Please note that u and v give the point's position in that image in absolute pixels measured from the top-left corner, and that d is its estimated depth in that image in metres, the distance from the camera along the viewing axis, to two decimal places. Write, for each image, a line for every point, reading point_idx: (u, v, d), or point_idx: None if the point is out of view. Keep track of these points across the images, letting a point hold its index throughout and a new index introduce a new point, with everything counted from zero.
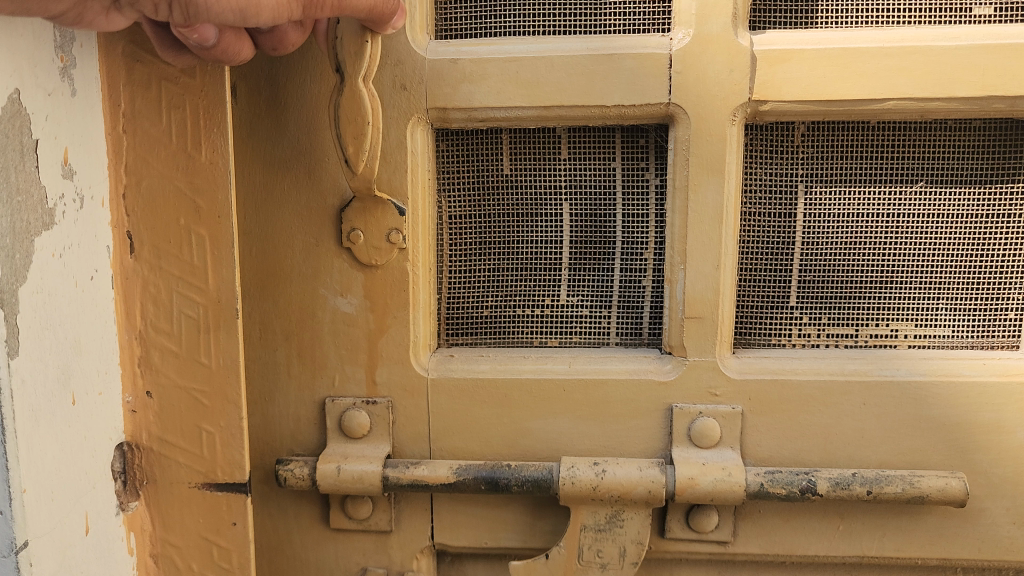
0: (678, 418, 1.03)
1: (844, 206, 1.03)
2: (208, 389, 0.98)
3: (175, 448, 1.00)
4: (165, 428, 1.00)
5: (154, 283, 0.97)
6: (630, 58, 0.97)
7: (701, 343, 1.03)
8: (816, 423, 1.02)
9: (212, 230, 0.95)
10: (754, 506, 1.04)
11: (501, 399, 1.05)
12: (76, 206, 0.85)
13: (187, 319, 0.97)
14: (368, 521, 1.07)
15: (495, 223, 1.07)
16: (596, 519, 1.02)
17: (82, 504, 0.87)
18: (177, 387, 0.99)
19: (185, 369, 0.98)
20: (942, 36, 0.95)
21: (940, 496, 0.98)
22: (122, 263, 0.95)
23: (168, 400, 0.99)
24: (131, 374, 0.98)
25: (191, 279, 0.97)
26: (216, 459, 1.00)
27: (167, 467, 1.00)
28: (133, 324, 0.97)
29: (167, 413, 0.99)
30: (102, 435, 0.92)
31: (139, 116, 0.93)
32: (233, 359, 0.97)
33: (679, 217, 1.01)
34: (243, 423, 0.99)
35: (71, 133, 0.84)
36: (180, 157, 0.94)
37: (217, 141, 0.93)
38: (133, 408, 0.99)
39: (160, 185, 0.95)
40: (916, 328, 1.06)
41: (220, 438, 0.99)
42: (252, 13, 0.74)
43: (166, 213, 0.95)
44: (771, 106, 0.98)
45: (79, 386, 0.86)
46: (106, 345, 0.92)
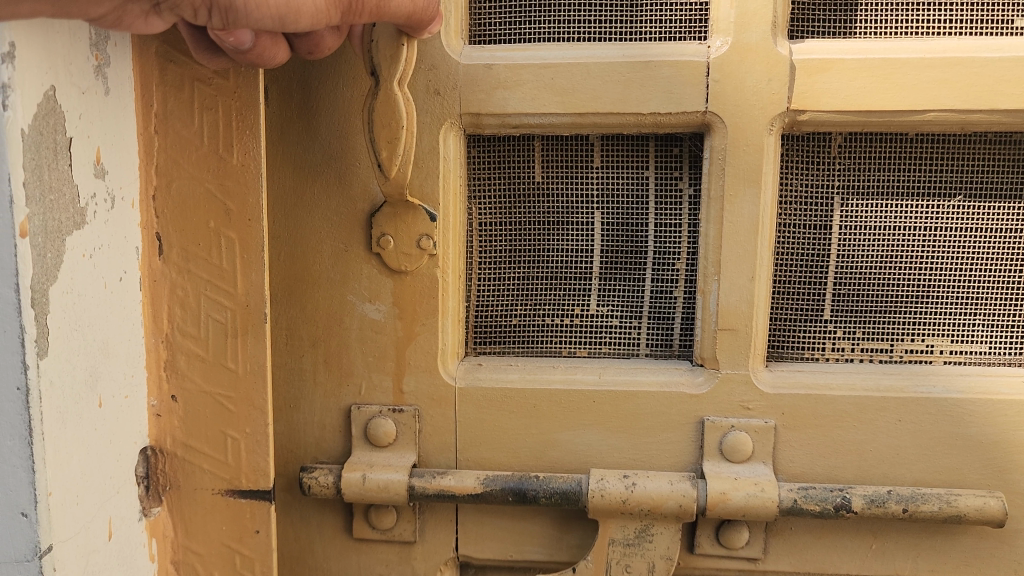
0: (709, 432, 1.01)
1: (880, 219, 1.02)
2: (234, 394, 0.97)
3: (199, 454, 0.99)
4: (190, 433, 0.98)
5: (182, 285, 0.95)
6: (667, 66, 0.96)
7: (734, 356, 1.01)
8: (851, 439, 1.01)
9: (242, 233, 0.94)
10: (785, 523, 1.02)
11: (530, 409, 1.03)
12: (107, 206, 0.84)
13: (214, 323, 0.96)
14: (391, 531, 1.05)
15: (526, 230, 1.06)
16: (625, 533, 1.00)
17: (106, 509, 0.86)
18: (202, 392, 0.97)
19: (212, 374, 0.97)
20: (984, 47, 0.94)
21: (978, 515, 0.96)
22: (150, 265, 0.94)
23: (193, 405, 0.98)
24: (156, 379, 0.97)
25: (219, 283, 0.95)
26: (241, 467, 0.98)
27: (190, 473, 0.99)
28: (160, 328, 0.96)
29: (191, 419, 0.98)
30: (127, 439, 0.91)
31: (171, 117, 0.92)
32: (260, 365, 0.96)
33: (713, 228, 1.00)
34: (269, 429, 0.97)
35: (103, 133, 0.83)
36: (211, 160, 0.93)
37: (249, 144, 0.92)
38: (158, 412, 0.97)
39: (191, 187, 0.94)
40: (951, 343, 1.04)
41: (245, 444, 0.98)
42: (292, 19, 0.72)
43: (196, 215, 0.94)
44: (809, 116, 0.96)
45: (106, 389, 0.85)
46: (133, 348, 0.91)
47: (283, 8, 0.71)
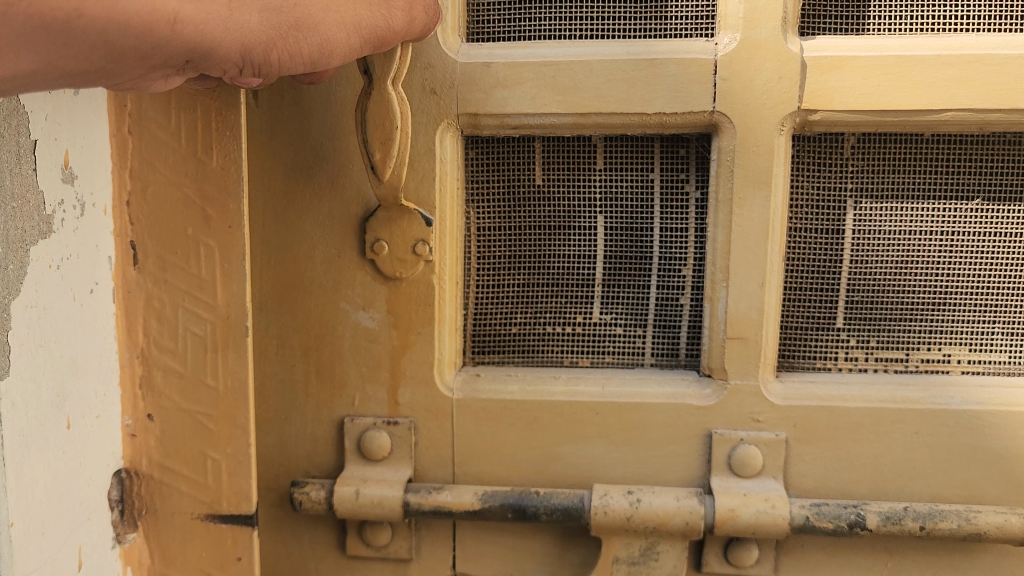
0: (717, 446, 0.97)
1: (895, 223, 0.99)
2: (215, 413, 0.92)
3: (177, 475, 0.94)
4: (167, 454, 0.93)
5: (158, 297, 0.90)
6: (673, 63, 0.93)
7: (744, 366, 0.96)
8: (865, 453, 0.96)
9: (222, 241, 0.89)
10: (798, 540, 0.98)
11: (531, 421, 0.99)
12: (76, 213, 0.80)
13: (193, 336, 0.91)
14: (386, 549, 1.01)
15: (528, 235, 1.02)
16: (630, 551, 0.96)
17: (75, 537, 0.82)
18: (180, 410, 0.92)
19: (190, 391, 0.92)
20: (1004, 44, 0.91)
21: (998, 533, 0.91)
22: (123, 275, 0.89)
23: (171, 424, 0.93)
24: (131, 397, 0.92)
25: (198, 294, 0.90)
26: (222, 489, 0.93)
27: (168, 495, 0.94)
28: (135, 343, 0.91)
29: (170, 438, 0.93)
30: (99, 462, 0.87)
31: (146, 116, 0.87)
32: (241, 381, 0.91)
33: (722, 232, 0.96)
34: (251, 450, 0.92)
35: (72, 136, 0.79)
36: (190, 163, 0.88)
37: (230, 146, 0.87)
38: (133, 433, 0.92)
39: (167, 191, 0.88)
40: (969, 352, 1.00)
41: (226, 465, 0.93)
42: (323, 62, 0.70)
43: (174, 221, 0.89)
44: (821, 116, 0.93)
45: (74, 409, 0.81)
46: (105, 364, 0.87)
47: (316, 53, 0.68)
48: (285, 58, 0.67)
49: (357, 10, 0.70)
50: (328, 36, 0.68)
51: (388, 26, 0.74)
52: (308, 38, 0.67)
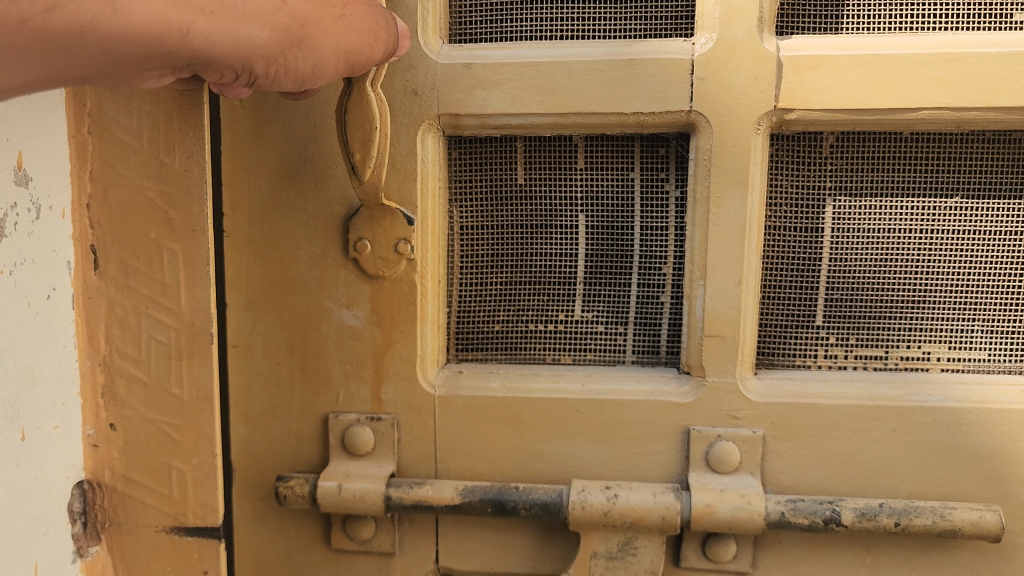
0: (695, 442, 0.97)
1: (874, 221, 0.99)
2: (180, 423, 0.92)
3: (141, 487, 0.95)
4: (129, 465, 0.94)
5: (120, 302, 0.91)
6: (651, 64, 0.93)
7: (722, 364, 0.97)
8: (843, 450, 0.97)
9: (185, 244, 0.89)
10: (775, 536, 0.99)
11: (512, 418, 1.00)
12: (30, 216, 0.81)
13: (157, 343, 0.91)
14: (370, 542, 1.02)
15: (510, 233, 1.03)
16: (608, 546, 0.97)
17: (31, 552, 0.84)
18: (145, 419, 0.93)
19: (154, 400, 0.93)
20: (980, 42, 0.91)
21: (973, 530, 0.92)
22: (84, 280, 0.90)
23: (135, 434, 0.94)
24: (93, 406, 0.93)
25: (161, 299, 0.90)
26: (188, 502, 0.94)
27: (131, 509, 0.96)
28: (97, 351, 0.92)
29: (135, 448, 0.94)
30: (58, 473, 0.89)
31: (107, 116, 0.87)
32: (206, 390, 0.92)
33: (700, 231, 0.96)
34: (217, 461, 0.93)
35: (26, 138, 0.80)
36: (151, 164, 0.88)
37: (194, 147, 0.87)
38: (94, 443, 0.94)
39: (128, 194, 0.88)
40: (949, 350, 1.01)
41: (191, 477, 0.94)
42: (312, 80, 0.73)
43: (135, 225, 0.89)
44: (798, 116, 0.93)
45: (30, 420, 0.83)
46: (64, 374, 0.88)
47: (308, 72, 0.72)
48: (278, 72, 0.70)
49: (350, 36, 0.73)
50: (320, 58, 0.71)
51: (371, 54, 0.77)
52: (306, 57, 0.70)
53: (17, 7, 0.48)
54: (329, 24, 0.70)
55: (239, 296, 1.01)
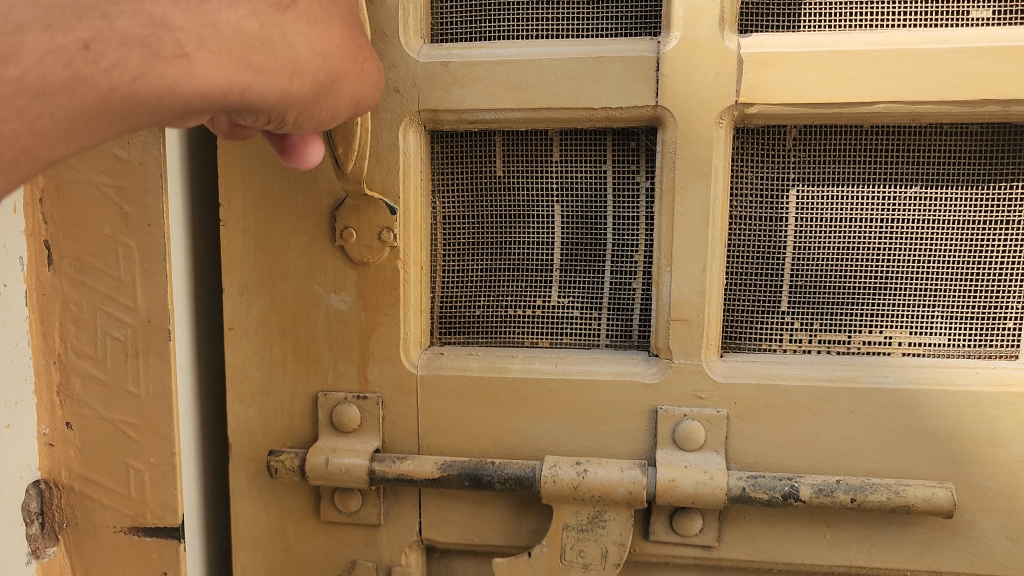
0: (662, 421, 1.03)
1: (836, 211, 1.03)
2: (137, 422, 1.01)
3: (99, 488, 1.04)
4: (86, 465, 1.03)
5: (75, 300, 0.99)
6: (618, 62, 0.98)
7: (687, 346, 1.02)
8: (803, 430, 1.01)
9: (140, 240, 0.97)
10: (739, 511, 1.03)
11: (489, 398, 1.06)
12: None
13: (113, 340, 1.00)
14: (357, 514, 1.09)
15: (490, 223, 1.09)
16: (578, 519, 1.02)
17: None
18: (102, 418, 1.02)
19: (109, 399, 1.01)
20: (934, 39, 0.95)
21: (926, 506, 0.96)
22: (39, 276, 0.99)
23: (91, 431, 1.02)
24: (50, 404, 1.02)
25: (118, 296, 0.99)
26: (146, 502, 1.03)
27: (89, 508, 1.05)
28: (52, 349, 1.01)
29: (95, 446, 1.03)
30: (12, 473, 0.96)
31: None
32: (162, 387, 1.00)
33: (666, 220, 1.01)
34: (175, 460, 1.02)
35: None
36: (107, 162, 0.97)
37: (149, 148, 0.96)
38: (51, 442, 1.03)
39: (85, 192, 0.98)
40: (910, 335, 1.05)
41: (148, 476, 1.02)
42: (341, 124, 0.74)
43: (91, 222, 0.98)
44: (758, 110, 0.98)
45: None
46: (19, 375, 0.96)
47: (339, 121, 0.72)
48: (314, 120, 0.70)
49: (367, 80, 0.68)
50: (337, 104, 0.66)
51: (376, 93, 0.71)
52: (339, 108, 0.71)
53: (107, 78, 0.52)
54: (355, 71, 0.66)
55: (235, 281, 1.08)
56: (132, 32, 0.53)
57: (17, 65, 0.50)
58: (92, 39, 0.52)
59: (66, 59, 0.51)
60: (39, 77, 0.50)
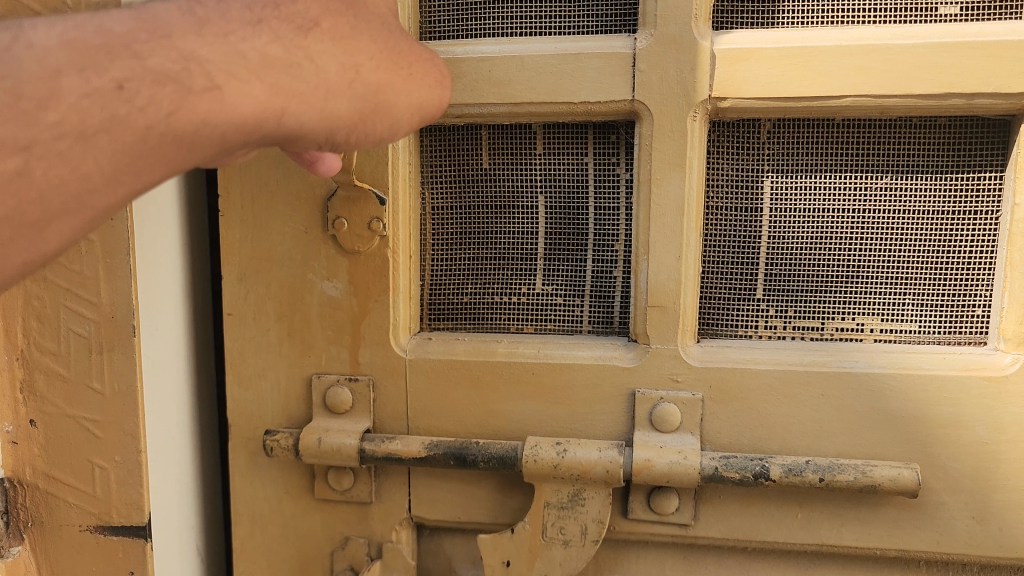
0: (640, 403, 1.07)
1: (809, 202, 1.07)
2: (100, 420, 1.03)
3: (62, 488, 1.06)
4: (50, 463, 1.06)
5: (36, 295, 1.00)
6: (596, 58, 1.03)
7: (663, 332, 1.06)
8: (775, 413, 1.05)
9: (103, 236, 0.97)
10: (714, 490, 1.07)
11: (474, 380, 1.10)
12: None
13: (76, 336, 1.01)
14: (350, 492, 1.14)
15: (477, 213, 1.14)
16: (559, 497, 1.07)
17: None
18: (65, 416, 1.04)
19: (72, 396, 1.03)
20: (901, 35, 0.98)
21: (892, 486, 0.99)
22: None
23: (55, 428, 1.04)
24: (14, 401, 1.04)
25: (81, 293, 1.00)
26: (111, 500, 1.05)
27: (52, 507, 1.07)
28: (14, 346, 1.02)
29: (59, 445, 1.05)
30: None
31: None
32: (127, 384, 1.02)
33: (643, 210, 1.05)
34: (140, 458, 1.04)
35: None
36: None
37: None
38: (15, 440, 1.05)
39: None
40: (882, 322, 1.08)
41: (113, 474, 1.05)
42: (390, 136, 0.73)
43: None
44: (731, 104, 1.01)
45: None
46: None
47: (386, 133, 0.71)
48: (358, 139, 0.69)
49: (420, 92, 0.73)
50: (399, 116, 0.71)
51: (438, 102, 0.76)
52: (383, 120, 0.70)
53: (143, 116, 0.56)
54: (400, 81, 0.70)
55: (234, 269, 1.13)
56: (165, 69, 0.57)
57: (54, 109, 0.53)
58: (125, 79, 0.55)
59: (101, 100, 0.54)
60: (75, 122, 0.54)
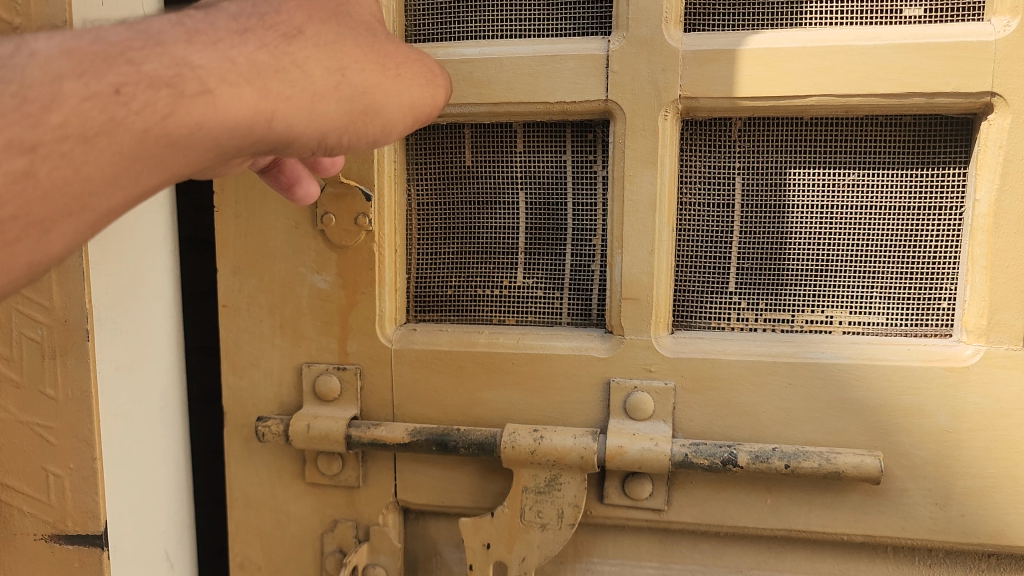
0: (615, 392, 1.11)
1: (779, 198, 1.10)
2: (55, 427, 1.03)
3: (22, 496, 1.08)
4: (10, 472, 1.07)
5: None
6: (572, 59, 1.07)
7: (637, 324, 1.10)
8: (745, 401, 1.09)
9: None
10: (686, 476, 1.11)
11: (456, 369, 1.15)
12: None
13: (31, 341, 1.02)
14: (338, 476, 1.19)
15: (460, 209, 1.18)
16: (537, 481, 1.11)
17: None
18: (22, 423, 1.05)
19: (29, 404, 1.04)
20: (864, 36, 1.01)
21: (855, 472, 1.02)
22: None
23: (15, 435, 1.06)
24: None
25: (34, 298, 1.01)
26: (67, 509, 1.06)
27: (12, 515, 1.09)
28: None
29: (16, 450, 1.06)
30: None
31: None
32: (80, 390, 1.02)
33: (617, 205, 1.09)
34: (94, 466, 1.04)
35: None
36: None
37: None
38: None
39: None
40: (850, 314, 1.11)
41: (68, 481, 1.05)
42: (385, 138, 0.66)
43: None
44: (702, 103, 1.05)
45: None
46: None
47: (381, 135, 0.66)
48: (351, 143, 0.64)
49: (412, 92, 0.67)
50: (392, 118, 0.65)
51: (434, 103, 0.70)
52: (376, 121, 0.64)
53: (139, 119, 0.51)
54: (387, 83, 0.65)
55: (228, 262, 1.18)
56: (158, 74, 0.52)
57: (56, 113, 0.49)
58: (122, 83, 0.51)
59: (101, 103, 0.50)
60: (78, 123, 0.49)
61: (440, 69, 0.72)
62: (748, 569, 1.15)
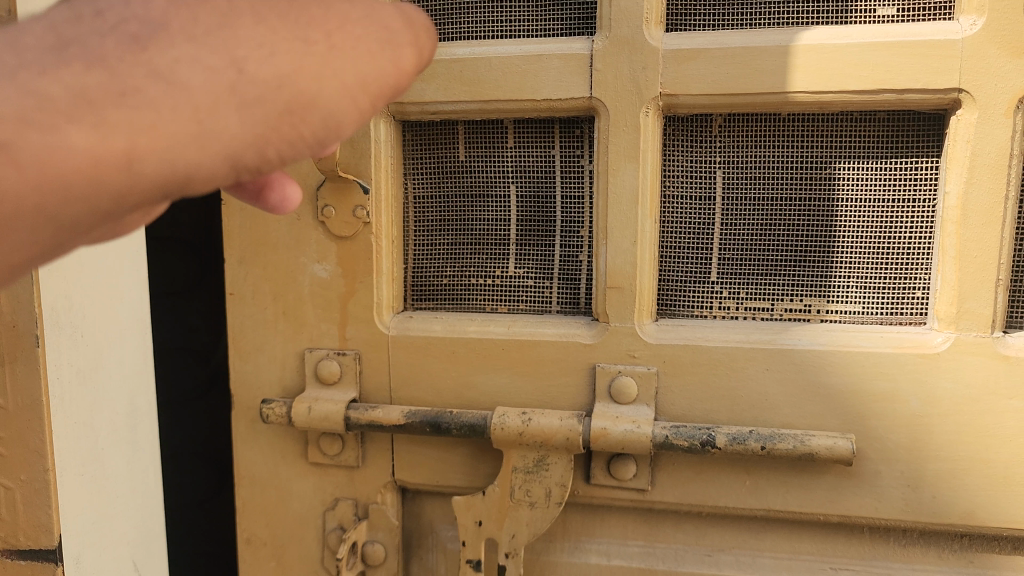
0: (600, 376, 1.16)
1: (759, 191, 1.15)
2: (7, 439, 1.03)
3: None
4: None
5: None
6: (557, 59, 1.12)
7: (621, 311, 1.15)
8: (724, 385, 1.13)
9: None
10: (669, 458, 1.16)
11: (450, 355, 1.21)
12: None
13: None
14: (339, 457, 1.25)
15: (455, 202, 1.23)
16: (525, 462, 1.16)
17: None
18: None
19: None
20: (836, 35, 1.05)
21: (828, 454, 1.07)
22: None
23: None
24: None
25: None
26: (21, 522, 1.05)
27: None
28: None
29: None
30: None
31: None
32: (34, 397, 1.01)
33: (602, 198, 1.14)
34: (49, 476, 1.03)
35: None
36: None
37: None
38: None
39: None
40: (828, 303, 1.15)
41: (21, 493, 1.04)
42: (332, 136, 0.43)
43: None
44: (681, 100, 1.10)
45: None
46: None
47: (320, 135, 0.42)
48: (266, 141, 0.41)
49: (357, 63, 0.42)
50: (336, 108, 0.42)
51: (396, 71, 0.43)
52: (305, 118, 0.41)
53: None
54: (313, 64, 0.41)
55: (235, 253, 1.25)
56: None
57: None
58: None
59: None
60: None
61: (402, 18, 0.45)
62: (729, 548, 1.20)
